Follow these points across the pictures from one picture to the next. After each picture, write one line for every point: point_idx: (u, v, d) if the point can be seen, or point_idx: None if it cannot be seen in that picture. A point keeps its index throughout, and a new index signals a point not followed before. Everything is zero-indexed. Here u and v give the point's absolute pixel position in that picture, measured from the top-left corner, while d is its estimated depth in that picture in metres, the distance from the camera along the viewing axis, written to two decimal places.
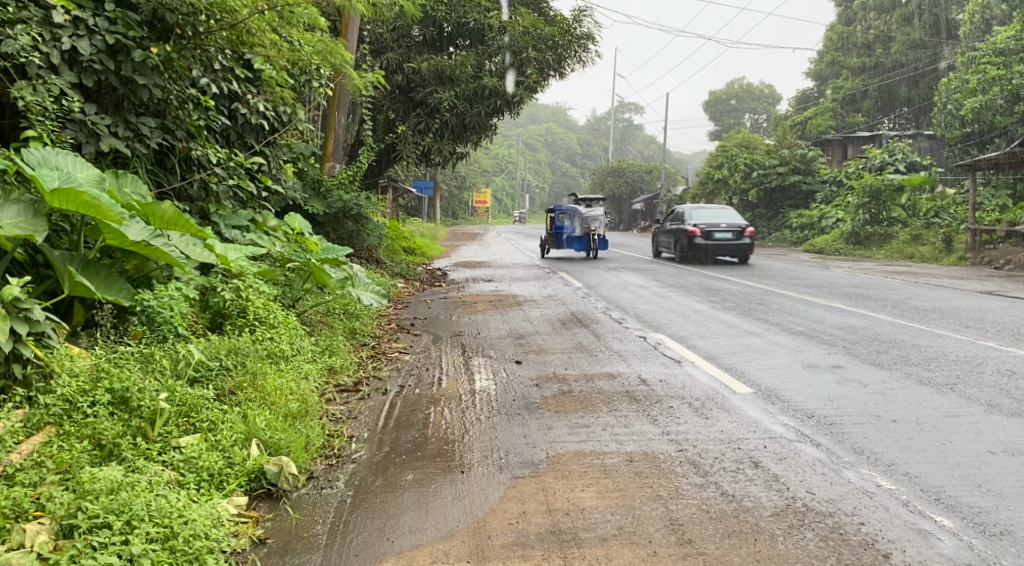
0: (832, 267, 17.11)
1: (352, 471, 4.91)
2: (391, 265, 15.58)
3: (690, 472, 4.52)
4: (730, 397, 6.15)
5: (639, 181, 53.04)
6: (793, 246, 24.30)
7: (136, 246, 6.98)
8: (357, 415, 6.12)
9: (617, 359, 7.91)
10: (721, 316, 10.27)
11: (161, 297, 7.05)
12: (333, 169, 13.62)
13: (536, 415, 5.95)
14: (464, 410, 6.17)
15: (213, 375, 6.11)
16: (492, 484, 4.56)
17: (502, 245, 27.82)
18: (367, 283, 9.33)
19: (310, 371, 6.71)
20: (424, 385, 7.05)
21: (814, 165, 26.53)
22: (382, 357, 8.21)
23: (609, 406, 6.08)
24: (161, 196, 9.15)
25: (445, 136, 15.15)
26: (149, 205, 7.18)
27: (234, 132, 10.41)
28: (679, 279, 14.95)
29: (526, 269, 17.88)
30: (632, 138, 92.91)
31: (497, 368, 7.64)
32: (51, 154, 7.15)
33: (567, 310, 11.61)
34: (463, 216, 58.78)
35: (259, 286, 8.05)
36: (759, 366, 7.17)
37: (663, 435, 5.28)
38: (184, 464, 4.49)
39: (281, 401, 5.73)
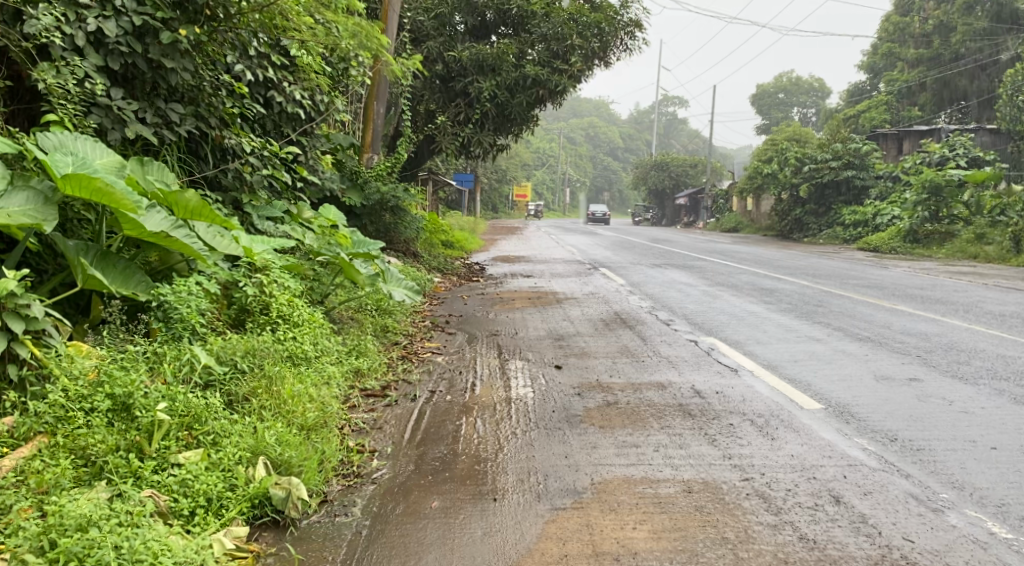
0: (892, 267, 16.33)
1: (371, 495, 4.33)
2: (427, 259, 15.03)
3: (760, 508, 3.91)
4: (798, 415, 5.50)
5: (683, 175, 52.08)
6: (845, 244, 23.42)
7: (154, 237, 6.48)
8: (382, 425, 5.55)
9: (667, 366, 7.28)
10: (779, 320, 9.58)
11: (181, 287, 6.54)
12: (371, 160, 13.12)
13: (579, 429, 5.36)
14: (499, 423, 5.56)
15: (227, 378, 5.52)
16: (531, 518, 3.98)
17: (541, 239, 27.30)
18: (399, 278, 8.72)
19: (334, 374, 6.13)
20: (456, 391, 6.45)
21: (869, 160, 25.58)
22: (412, 358, 7.64)
23: (662, 422, 5.48)
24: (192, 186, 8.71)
25: (485, 126, 14.67)
26: (172, 194, 6.69)
27: (271, 120, 9.92)
28: (730, 278, 14.27)
29: (568, 264, 17.30)
30: (676, 132, 91.84)
31: (536, 373, 7.05)
32: (69, 138, 6.64)
33: (611, 309, 10.99)
34: (503, 210, 58.36)
35: (284, 281, 7.47)
36: (827, 378, 6.51)
37: (725, 460, 4.67)
38: (180, 488, 3.95)
39: (300, 411, 5.16)
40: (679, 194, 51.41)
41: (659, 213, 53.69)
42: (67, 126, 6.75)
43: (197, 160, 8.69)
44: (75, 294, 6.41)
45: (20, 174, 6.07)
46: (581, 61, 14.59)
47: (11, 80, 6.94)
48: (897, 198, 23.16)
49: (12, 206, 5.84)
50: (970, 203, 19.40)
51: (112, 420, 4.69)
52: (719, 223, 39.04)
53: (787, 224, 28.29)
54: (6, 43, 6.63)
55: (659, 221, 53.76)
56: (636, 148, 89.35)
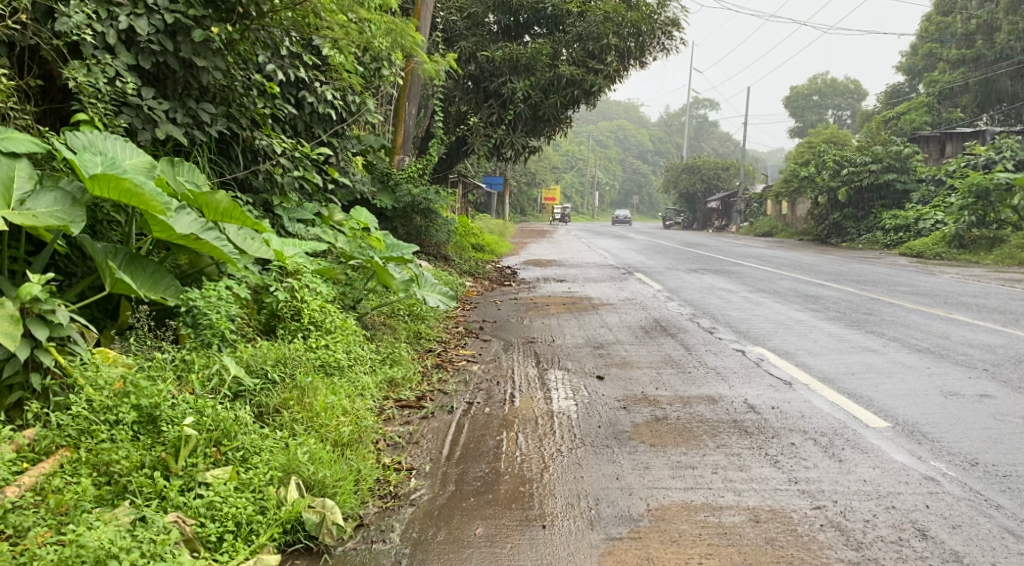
0: (938, 273, 15.86)
1: (410, 518, 4.03)
2: (459, 262, 14.75)
3: (838, 543, 3.64)
4: (864, 435, 5.20)
5: (715, 178, 51.46)
6: (886, 249, 22.88)
7: (183, 239, 6.22)
8: (419, 440, 5.24)
9: (716, 378, 6.95)
10: (829, 329, 9.22)
11: (210, 291, 6.25)
12: (403, 161, 12.84)
13: (629, 447, 5.04)
14: (542, 438, 5.24)
15: (258, 389, 5.17)
16: (583, 551, 3.68)
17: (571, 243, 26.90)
18: (434, 283, 8.43)
19: (368, 384, 5.83)
20: (494, 402, 6.13)
21: (910, 163, 25.00)
22: (448, 367, 7.34)
23: (718, 439, 5.17)
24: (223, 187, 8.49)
25: (518, 128, 14.35)
26: (203, 195, 6.45)
27: (302, 120, 9.66)
28: (771, 284, 13.88)
29: (601, 269, 16.95)
30: (706, 135, 91.14)
31: (578, 384, 6.73)
32: (99, 138, 6.42)
33: (650, 315, 10.66)
34: (531, 213, 57.99)
35: (316, 286, 7.11)
36: (890, 394, 6.18)
37: (791, 484, 4.35)
38: (207, 511, 3.65)
39: (333, 425, 4.85)
40: (710, 197, 50.86)
41: (690, 217, 53.12)
42: (97, 126, 6.53)
43: (229, 161, 8.47)
44: (104, 299, 6.16)
45: (50, 174, 5.85)
46: (617, 61, 14.21)
47: (42, 79, 6.72)
48: (940, 203, 22.62)
49: (39, 208, 5.59)
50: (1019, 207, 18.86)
51: (138, 432, 4.43)
52: (752, 227, 38.46)
53: (825, 229, 27.75)
54: (37, 41, 6.41)
55: (690, 225, 53.19)
56: (666, 151, 88.67)
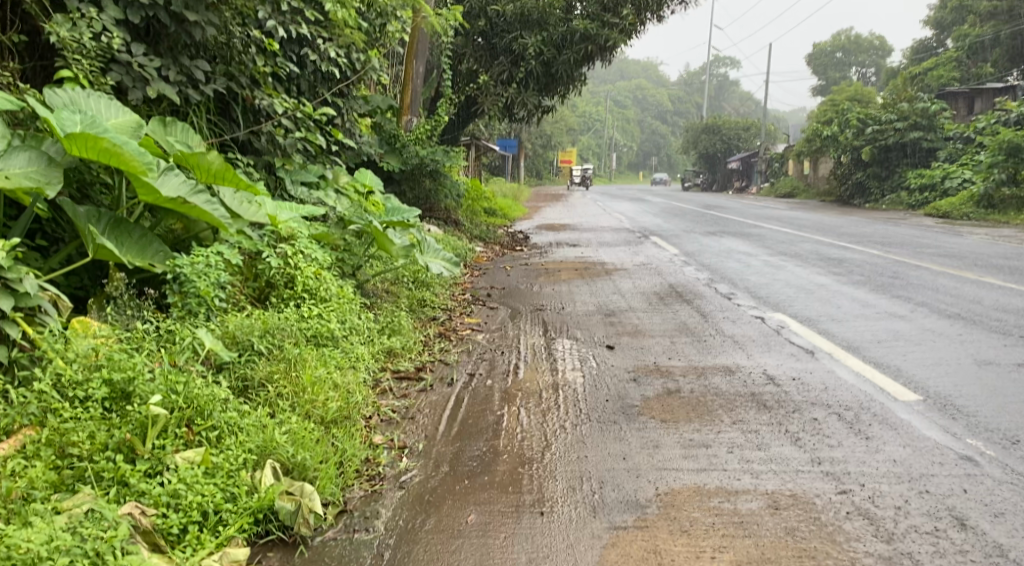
0: (967, 234, 15.39)
1: (397, 504, 3.69)
2: (470, 227, 14.36)
3: (866, 534, 3.30)
4: (892, 409, 4.84)
5: (735, 138, 50.67)
6: (911, 210, 22.31)
7: (171, 203, 5.85)
8: (415, 414, 4.88)
9: (733, 347, 6.59)
10: (853, 296, 8.82)
11: (197, 257, 5.86)
12: (411, 123, 12.44)
13: (637, 424, 4.68)
14: (546, 414, 4.89)
15: (243, 361, 4.79)
16: (584, 543, 3.34)
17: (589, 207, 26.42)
18: (438, 249, 8.02)
19: (363, 353, 5.46)
20: (497, 375, 5.78)
21: (937, 121, 24.35)
22: (451, 336, 7.00)
23: (734, 415, 4.82)
24: (222, 148, 8.12)
25: (530, 86, 13.84)
26: (193, 155, 6.09)
27: (305, 80, 9.21)
28: (791, 246, 13.44)
29: (616, 232, 16.54)
30: (726, 95, 89.91)
31: (586, 354, 6.37)
32: (81, 95, 6.02)
33: (666, 281, 10.26)
34: (548, 176, 57.40)
35: (311, 252, 6.63)
36: (920, 365, 5.81)
37: (814, 466, 3.99)
38: (170, 500, 3.33)
39: (320, 401, 4.48)
40: (731, 158, 50.10)
41: (709, 179, 52.44)
42: (81, 83, 6.16)
43: (228, 122, 8.11)
44: (93, 264, 5.82)
45: (33, 134, 5.47)
46: (634, 14, 13.56)
47: (26, 34, 6.34)
48: (967, 161, 22.02)
49: (12, 168, 5.17)
50: None
51: (109, 408, 4.10)
52: (772, 189, 37.80)
53: (848, 189, 27.15)
54: None
55: (710, 187, 52.48)
56: (686, 112, 87.50)
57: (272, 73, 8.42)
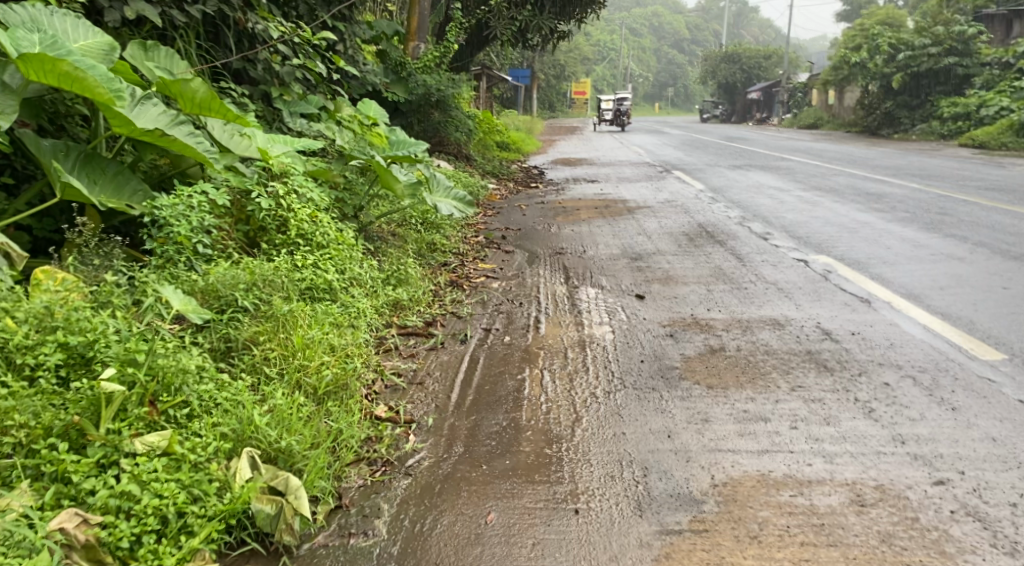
0: (1009, 164, 14.63)
1: (402, 497, 3.09)
2: (482, 163, 13.62)
3: (982, 544, 2.71)
4: (976, 373, 4.23)
5: (756, 68, 49.24)
6: (944, 140, 21.41)
7: (148, 136, 5.15)
8: (424, 378, 4.22)
9: (777, 296, 5.93)
10: (901, 236, 8.14)
11: (179, 198, 5.07)
12: (418, 49, 11.68)
13: (680, 392, 4.04)
14: (573, 379, 4.24)
15: (225, 320, 3.99)
16: (630, 554, 2.75)
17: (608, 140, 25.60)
18: (449, 188, 7.30)
19: (365, 307, 4.75)
20: (515, 330, 5.14)
21: (973, 46, 23.30)
22: (464, 285, 6.34)
23: (791, 379, 4.20)
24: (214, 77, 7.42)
25: (545, 9, 12.92)
26: (174, 82, 5.38)
27: (302, 2, 8.43)
28: (824, 180, 12.69)
29: (636, 167, 15.75)
30: (746, 24, 87.71)
31: (614, 306, 5.71)
32: (43, 14, 5.29)
33: (693, 219, 9.55)
34: (562, 109, 56.16)
35: (306, 191, 5.76)
36: (997, 321, 5.18)
37: (898, 447, 3.35)
38: (121, 504, 2.74)
39: (315, 368, 3.70)
40: (753, 88, 48.75)
41: (728, 111, 51.22)
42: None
43: (220, 49, 7.43)
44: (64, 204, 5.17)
45: None
46: None
47: None
48: (1005, 87, 21.04)
49: None
50: None
51: (65, 379, 3.29)
52: (796, 119, 36.78)
53: (877, 119, 26.20)
54: None
55: (729, 118, 51.29)
56: (704, 41, 85.46)
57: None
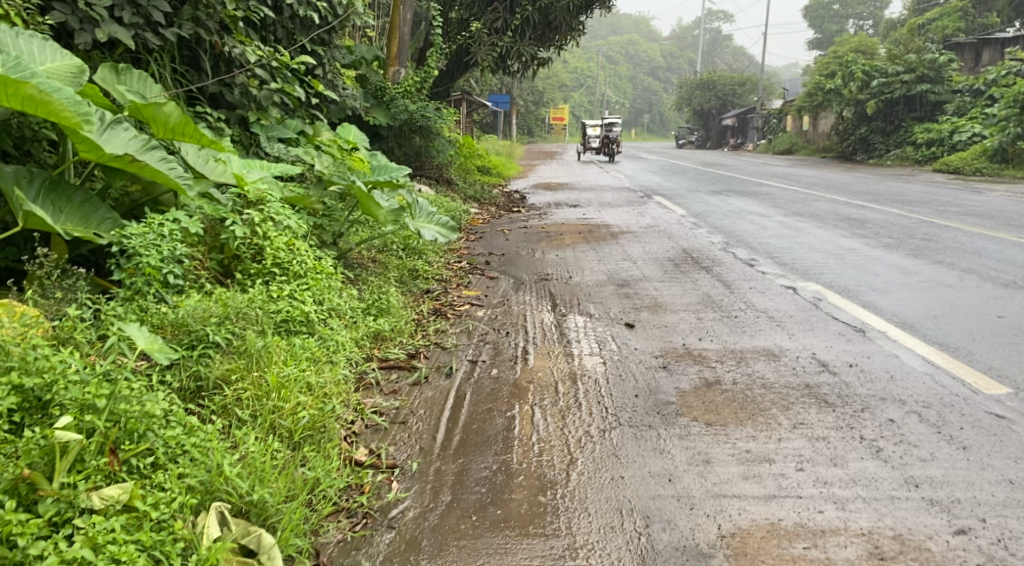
0: (985, 189, 14.70)
1: (386, 555, 2.89)
2: (463, 187, 13.43)
3: None
4: (983, 408, 4.10)
5: (731, 94, 49.57)
6: (919, 166, 21.53)
7: (117, 162, 4.91)
8: (409, 415, 3.98)
9: (770, 325, 5.77)
10: (889, 262, 8.05)
11: (149, 226, 4.81)
12: (399, 74, 11.48)
13: (678, 429, 3.85)
14: (565, 415, 4.03)
15: (195, 357, 3.73)
16: None
17: (586, 165, 25.43)
18: (432, 212, 7.07)
19: (345, 340, 4.50)
20: (502, 362, 4.92)
21: (945, 73, 23.50)
22: (448, 314, 6.12)
23: (792, 415, 4.01)
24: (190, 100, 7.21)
25: (527, 35, 12.77)
26: (146, 107, 5.17)
27: (282, 26, 8.26)
28: (806, 205, 12.63)
29: (616, 192, 15.64)
30: (719, 50, 88.55)
31: (604, 335, 5.52)
32: (8, 35, 5.07)
33: (678, 245, 9.41)
34: (538, 134, 56.18)
35: (283, 218, 5.46)
36: (996, 351, 5.05)
37: (911, 490, 3.19)
38: None
39: (289, 410, 3.45)
40: (728, 114, 49.04)
41: (703, 136, 51.48)
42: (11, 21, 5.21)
43: (195, 73, 7.22)
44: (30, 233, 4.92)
45: None
46: None
47: None
48: (978, 114, 21.19)
49: None
50: None
51: (19, 426, 2.93)
52: (770, 145, 36.97)
53: (851, 145, 26.35)
54: None
55: (704, 143, 51.56)
56: (678, 67, 86.11)
57: (245, 17, 7.46)
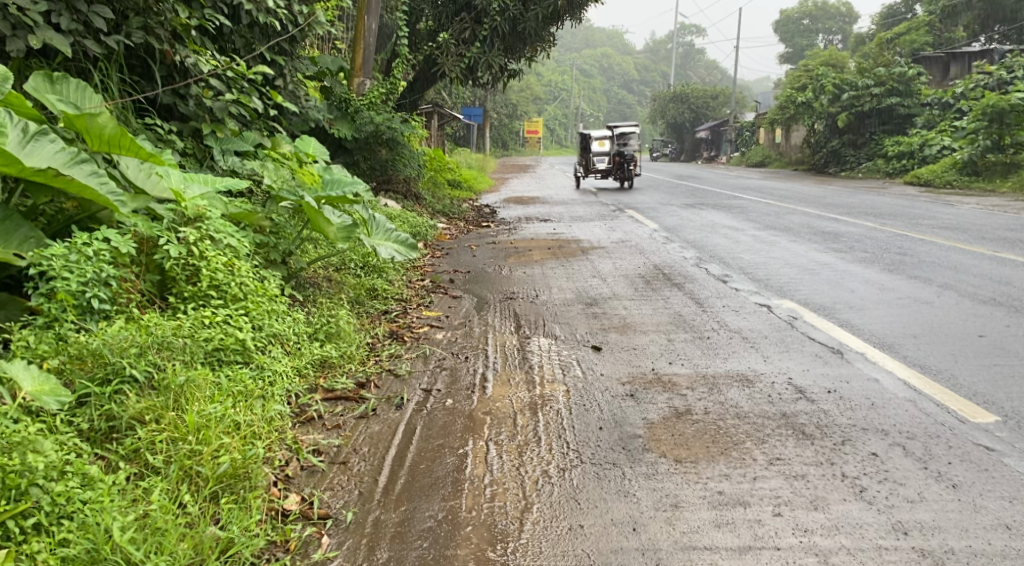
0: (957, 202, 14.59)
1: None
2: (431, 201, 13.08)
3: None
4: (970, 437, 3.82)
5: (704, 108, 49.60)
6: (890, 178, 21.48)
7: (40, 177, 4.51)
8: (351, 454, 3.64)
9: (744, 347, 5.46)
10: (864, 277, 7.80)
11: (73, 245, 4.43)
12: (364, 86, 10.95)
13: (644, 468, 3.52)
14: (522, 451, 3.69)
15: (107, 395, 3.37)
16: None
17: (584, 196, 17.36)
18: (391, 228, 6.66)
19: (283, 370, 4.15)
20: (458, 392, 4.55)
21: (914, 86, 23.53)
22: (406, 336, 5.76)
23: (768, 450, 3.69)
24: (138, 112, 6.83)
25: (496, 46, 12.43)
26: (79, 117, 4.80)
27: (240, 35, 7.85)
28: (779, 219, 12.40)
29: (588, 205, 15.35)
30: (692, 64, 88.97)
31: (569, 360, 5.18)
32: None
33: (650, 261, 9.10)
34: (513, 147, 55.94)
35: (223, 237, 5.11)
36: (980, 375, 4.77)
37: (899, 539, 2.95)
38: None
39: (208, 454, 3.12)
40: (701, 127, 49.01)
41: (677, 149, 51.47)
42: None
43: (143, 83, 6.83)
44: None
45: None
46: None
47: None
48: (946, 127, 21.16)
49: None
50: None
51: None
52: (743, 158, 36.94)
53: (823, 157, 26.29)
54: None
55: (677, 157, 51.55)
56: (651, 81, 86.39)
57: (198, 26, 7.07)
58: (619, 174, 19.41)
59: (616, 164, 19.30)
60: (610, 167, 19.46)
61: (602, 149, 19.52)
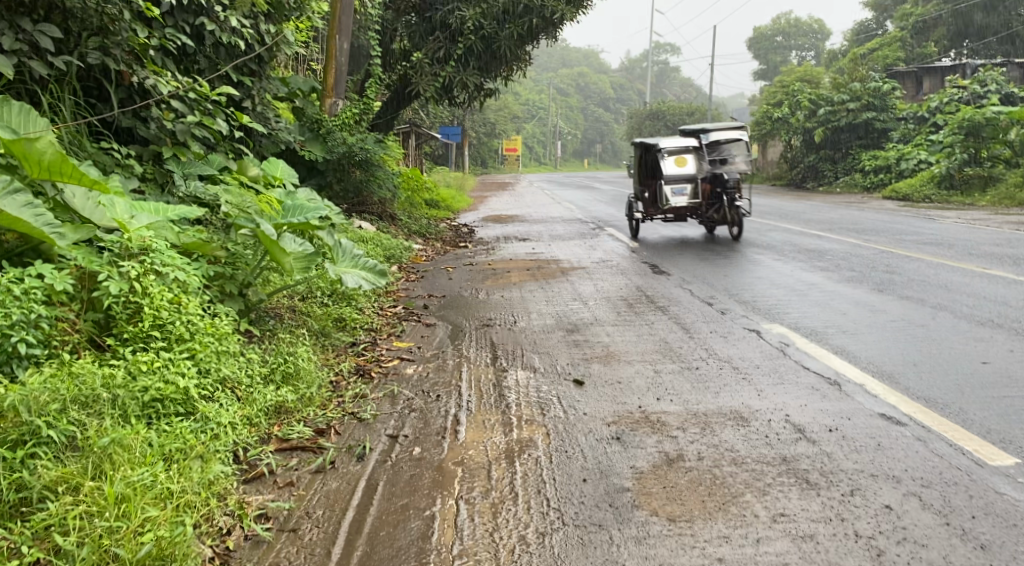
0: (937, 216, 14.37)
1: None
2: (406, 222, 12.65)
3: None
4: (989, 483, 3.48)
5: (680, 124, 49.48)
6: (868, 193, 21.28)
7: None
8: (302, 520, 3.26)
9: (736, 379, 5.09)
10: (855, 298, 7.47)
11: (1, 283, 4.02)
12: (335, 106, 10.61)
13: (635, 528, 3.17)
14: (496, 511, 3.32)
15: (21, 462, 2.99)
16: None
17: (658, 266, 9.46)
18: (358, 254, 6.24)
19: (231, 422, 3.74)
20: (427, 439, 4.14)
21: (888, 101, 23.46)
22: (373, 372, 5.35)
23: (770, 503, 3.33)
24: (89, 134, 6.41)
25: (470, 64, 12.04)
26: (14, 142, 4.38)
27: (204, 55, 7.38)
28: (761, 236, 12.08)
29: (568, 224, 15.00)
30: (667, 80, 89.13)
31: (549, 397, 4.78)
32: None
33: (632, 282, 8.73)
34: (491, 165, 55.52)
35: (171, 271, 4.69)
36: (990, 408, 4.42)
37: None
38: None
39: (129, 533, 2.84)
40: None
41: None
42: None
43: (96, 104, 6.41)
44: None
45: None
46: None
47: None
48: (922, 141, 21.01)
49: None
50: (1013, 142, 17.35)
51: None
52: None
53: (800, 173, 26.06)
54: None
55: None
56: (627, 98, 86.39)
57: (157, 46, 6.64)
58: (709, 216, 10.84)
59: (706, 196, 10.75)
60: (698, 203, 10.80)
61: (680, 171, 10.75)
